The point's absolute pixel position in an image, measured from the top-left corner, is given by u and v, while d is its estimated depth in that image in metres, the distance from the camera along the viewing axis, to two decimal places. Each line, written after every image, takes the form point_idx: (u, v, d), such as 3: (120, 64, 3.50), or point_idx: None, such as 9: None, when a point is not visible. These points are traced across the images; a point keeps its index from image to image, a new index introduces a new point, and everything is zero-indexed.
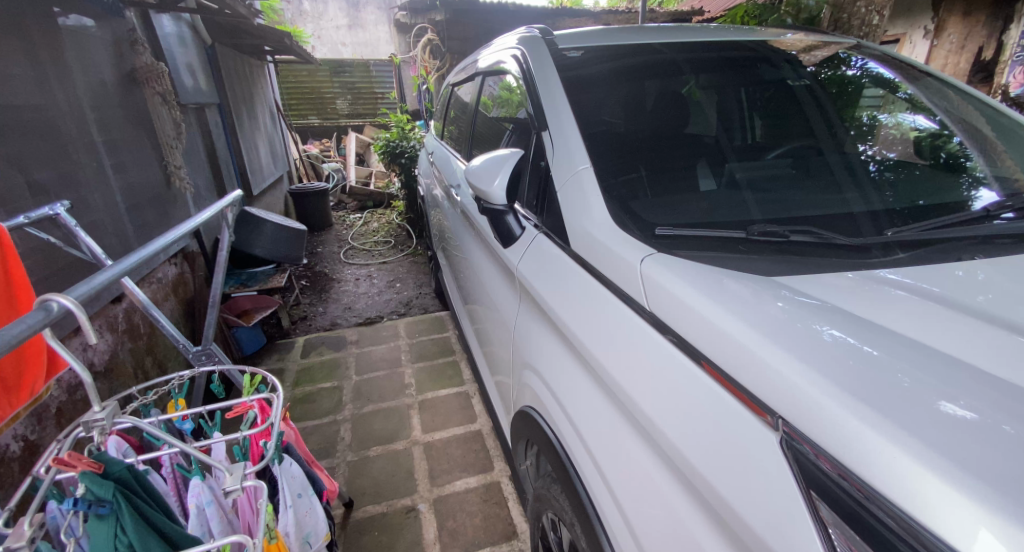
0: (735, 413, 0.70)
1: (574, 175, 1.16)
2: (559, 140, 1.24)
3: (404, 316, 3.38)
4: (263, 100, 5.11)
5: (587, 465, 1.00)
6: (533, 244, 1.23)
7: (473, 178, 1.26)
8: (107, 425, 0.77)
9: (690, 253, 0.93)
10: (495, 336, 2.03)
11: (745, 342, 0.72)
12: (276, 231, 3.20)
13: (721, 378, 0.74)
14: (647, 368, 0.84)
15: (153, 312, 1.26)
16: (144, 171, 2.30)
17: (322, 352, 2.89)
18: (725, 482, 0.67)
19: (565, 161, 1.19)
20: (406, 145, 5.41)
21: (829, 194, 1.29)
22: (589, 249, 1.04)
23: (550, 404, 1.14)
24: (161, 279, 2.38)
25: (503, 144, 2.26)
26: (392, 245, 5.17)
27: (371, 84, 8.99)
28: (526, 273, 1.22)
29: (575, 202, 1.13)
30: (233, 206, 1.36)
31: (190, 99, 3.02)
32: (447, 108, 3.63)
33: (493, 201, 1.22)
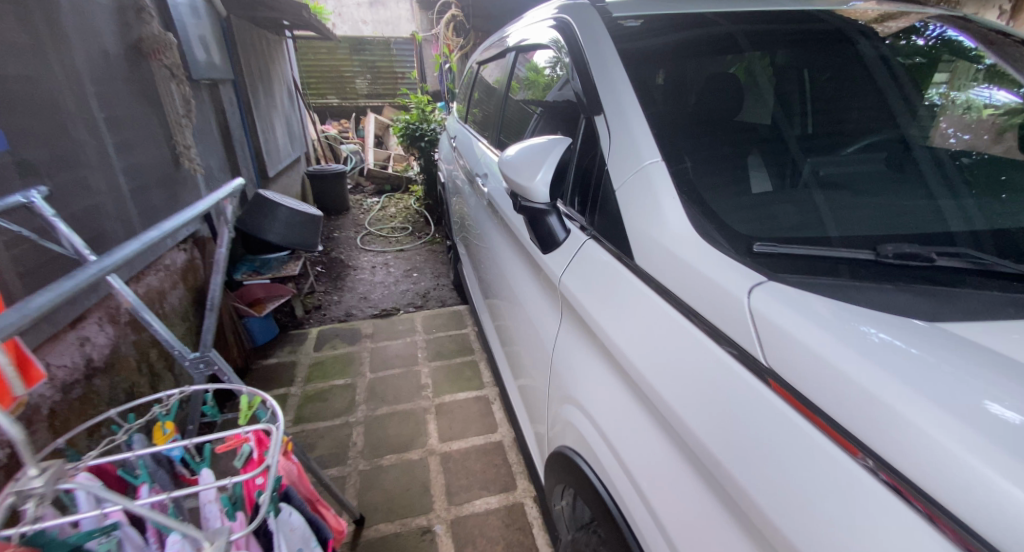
0: (788, 425, 0.61)
1: (636, 175, 0.95)
2: (619, 126, 1.02)
3: (422, 308, 3.24)
4: (281, 78, 4.94)
5: (626, 489, 0.89)
6: (579, 249, 1.05)
7: (509, 171, 1.08)
8: (47, 493, 0.60)
9: (795, 278, 0.74)
10: (521, 340, 1.86)
11: (811, 345, 0.62)
12: (290, 216, 3.07)
13: (793, 397, 0.63)
14: (683, 371, 0.75)
15: (145, 315, 1.11)
16: (151, 151, 2.16)
17: (335, 345, 2.76)
18: (773, 504, 0.59)
19: (625, 153, 0.99)
20: (426, 128, 5.22)
21: (908, 195, 1.08)
22: (662, 267, 0.85)
23: (584, 420, 1.01)
24: (169, 266, 2.26)
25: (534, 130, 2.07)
26: (410, 232, 5.03)
27: (391, 62, 8.77)
28: (566, 279, 1.05)
29: (639, 204, 0.93)
30: (234, 195, 1.19)
31: (203, 75, 2.87)
32: (471, 89, 3.43)
33: (533, 198, 1.04)
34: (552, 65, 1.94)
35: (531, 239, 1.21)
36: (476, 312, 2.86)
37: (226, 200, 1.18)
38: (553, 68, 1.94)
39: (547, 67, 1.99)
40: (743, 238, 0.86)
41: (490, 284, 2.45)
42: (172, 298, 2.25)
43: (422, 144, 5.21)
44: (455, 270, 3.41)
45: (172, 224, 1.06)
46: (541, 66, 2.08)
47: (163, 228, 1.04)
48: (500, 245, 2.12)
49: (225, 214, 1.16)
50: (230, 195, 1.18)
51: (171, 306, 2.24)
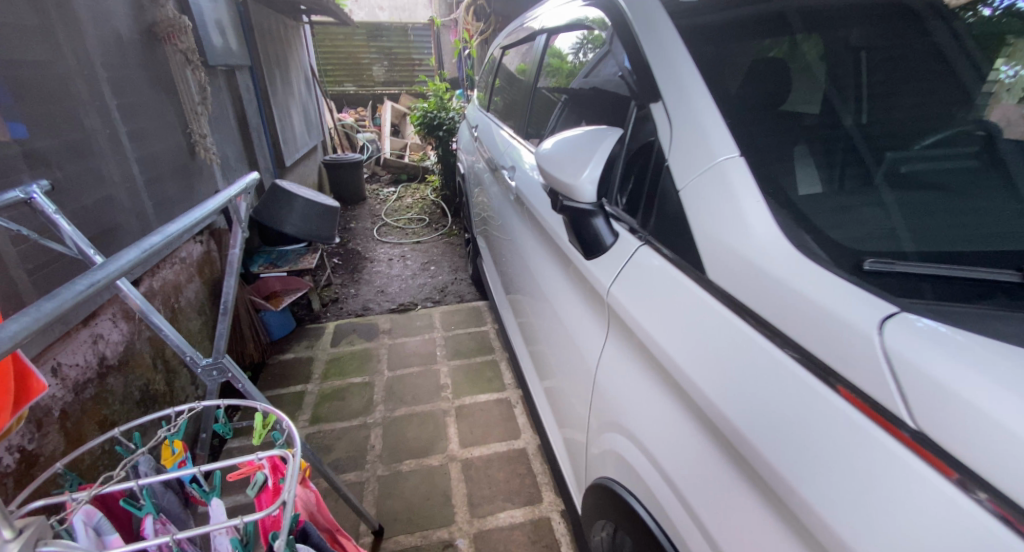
0: (829, 411, 0.60)
1: (702, 176, 0.84)
2: (683, 117, 0.90)
3: (440, 304, 3.16)
4: (298, 65, 4.86)
5: (668, 504, 0.82)
6: (632, 257, 0.94)
7: (551, 167, 0.97)
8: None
9: (907, 305, 0.63)
10: (549, 342, 1.77)
11: (858, 327, 0.61)
12: (308, 207, 2.99)
13: (860, 402, 0.58)
14: (718, 356, 0.73)
15: (153, 319, 1.04)
16: (166, 140, 2.09)
17: (352, 341, 2.70)
18: (815, 490, 0.57)
19: (692, 149, 0.87)
20: (444, 117, 5.11)
21: (1006, 212, 0.79)
22: (742, 282, 0.74)
23: (622, 430, 0.94)
24: (185, 259, 2.21)
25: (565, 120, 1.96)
26: (427, 224, 4.94)
27: (409, 49, 8.63)
28: (615, 290, 0.95)
29: (708, 209, 0.82)
30: (247, 192, 1.10)
31: (220, 61, 2.79)
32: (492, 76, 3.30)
33: (579, 198, 0.93)
34: (577, 52, 2.01)
35: (572, 243, 1.10)
36: (497, 309, 2.77)
37: (239, 197, 1.09)
38: (577, 55, 2.00)
39: (572, 54, 2.05)
40: (831, 249, 0.75)
41: (512, 280, 2.36)
42: (188, 292, 2.20)
43: (440, 133, 5.09)
44: (474, 264, 3.31)
45: (180, 227, 0.94)
46: (564, 53, 2.13)
47: (166, 231, 0.91)
48: (528, 241, 2.04)
49: (239, 213, 1.08)
50: (244, 191, 1.10)
51: (187, 300, 2.19)
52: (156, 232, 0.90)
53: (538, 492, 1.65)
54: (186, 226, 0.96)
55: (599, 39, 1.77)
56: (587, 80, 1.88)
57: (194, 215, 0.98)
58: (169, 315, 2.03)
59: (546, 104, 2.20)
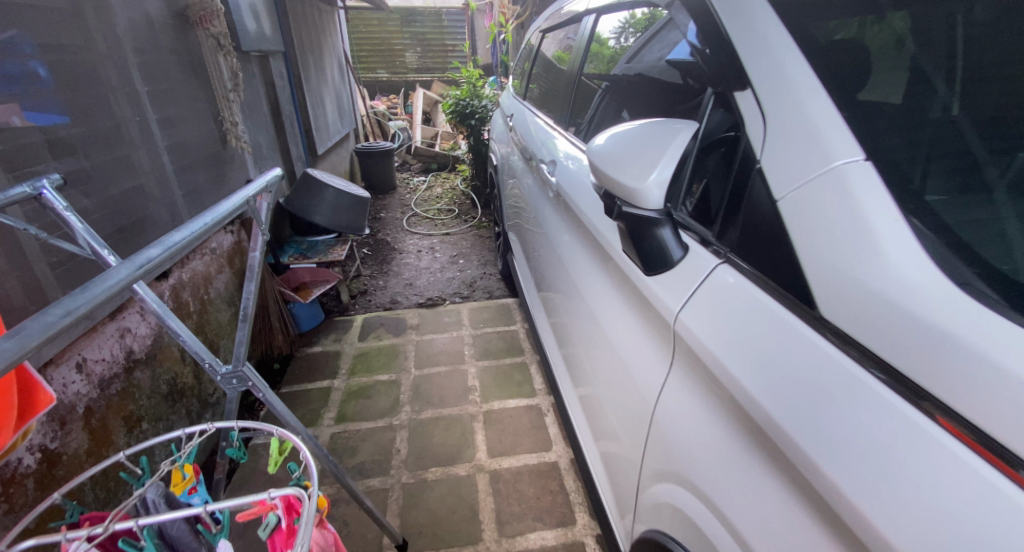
0: (880, 406, 0.56)
1: (803, 188, 0.69)
2: (788, 109, 0.73)
3: (469, 300, 3.08)
4: (332, 51, 4.81)
5: (716, 536, 0.74)
6: (706, 281, 0.80)
7: (612, 167, 0.82)
8: None
9: None
10: (585, 346, 1.67)
11: (924, 318, 0.56)
12: (338, 197, 2.94)
13: (966, 436, 0.51)
14: (781, 365, 0.66)
15: (170, 323, 0.98)
16: (196, 128, 2.04)
17: (379, 336, 2.64)
18: (872, 499, 0.53)
19: (799, 150, 0.71)
20: (477, 105, 4.99)
21: None
22: (856, 312, 0.61)
23: (669, 457, 0.86)
24: (215, 249, 2.18)
25: (609, 111, 1.82)
26: (457, 215, 4.86)
27: (442, 34, 8.52)
28: (683, 315, 0.82)
29: (813, 223, 0.68)
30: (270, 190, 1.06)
31: (253, 46, 2.74)
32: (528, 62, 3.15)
33: (641, 205, 0.80)
34: (618, 37, 1.91)
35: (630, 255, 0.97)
36: (527, 308, 2.66)
37: (260, 195, 1.03)
38: (619, 39, 1.89)
39: (612, 38, 1.95)
40: (988, 286, 0.58)
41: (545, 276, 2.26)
42: (218, 282, 2.17)
43: (472, 121, 4.96)
44: (504, 260, 3.21)
45: (183, 236, 0.82)
46: (605, 37, 2.01)
47: (168, 242, 0.79)
48: (564, 236, 1.93)
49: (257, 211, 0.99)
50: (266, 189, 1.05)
51: (217, 292, 2.16)
52: (156, 243, 0.77)
53: (571, 513, 1.55)
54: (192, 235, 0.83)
55: (643, 22, 1.69)
56: (630, 66, 1.76)
57: (199, 223, 0.86)
58: (199, 306, 2.01)
59: (589, 90, 2.05)
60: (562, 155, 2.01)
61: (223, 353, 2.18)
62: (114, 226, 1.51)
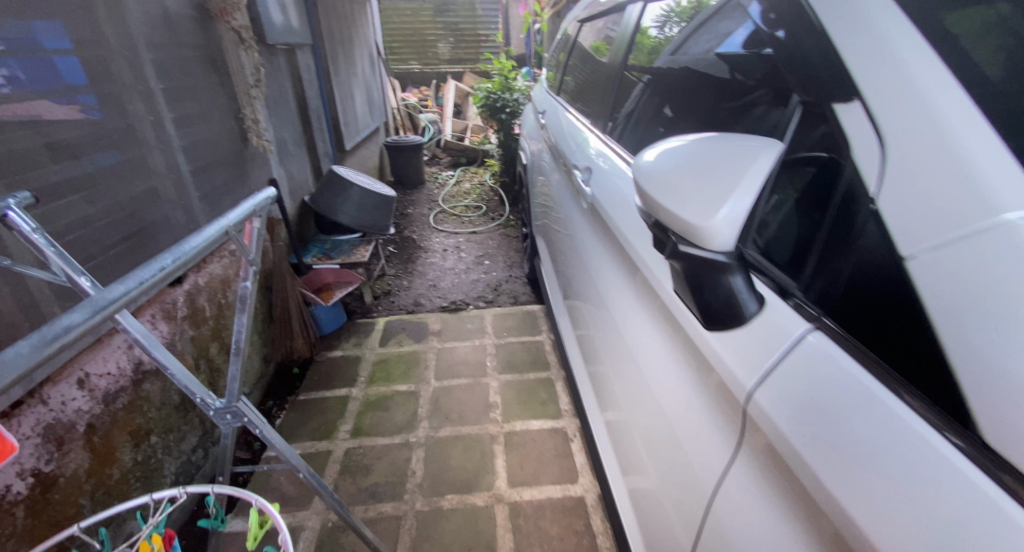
0: (885, 417, 0.53)
1: (947, 246, 0.51)
2: (936, 137, 0.53)
3: (493, 305, 2.96)
4: (362, 42, 4.72)
5: None
6: (795, 349, 0.63)
7: (668, 200, 0.66)
8: None
9: None
10: (613, 366, 1.53)
11: (996, 357, 0.46)
12: (363, 196, 2.89)
13: None
14: (855, 440, 0.55)
15: (155, 353, 0.88)
16: (215, 126, 1.96)
17: (400, 341, 2.55)
18: None
19: (953, 194, 0.51)
20: (508, 98, 4.82)
21: None
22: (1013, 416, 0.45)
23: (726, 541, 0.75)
24: (235, 251, 2.11)
25: (651, 108, 1.63)
26: (484, 212, 4.74)
27: (476, 24, 8.36)
28: (760, 394, 0.65)
29: (960, 286, 0.50)
30: (259, 214, 1.00)
31: (279, 39, 2.65)
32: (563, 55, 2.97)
33: (705, 241, 0.63)
34: (660, 25, 1.73)
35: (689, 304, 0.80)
36: (554, 317, 2.51)
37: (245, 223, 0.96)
38: (662, 30, 1.71)
39: (654, 28, 1.77)
40: None
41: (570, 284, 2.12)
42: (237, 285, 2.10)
43: (502, 115, 4.81)
44: (531, 264, 3.07)
45: (122, 290, 0.69)
46: (647, 26, 1.84)
47: (100, 302, 0.67)
48: (591, 243, 1.78)
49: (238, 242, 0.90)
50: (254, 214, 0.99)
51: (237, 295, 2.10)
52: (84, 305, 0.65)
53: None
54: (139, 288, 0.71)
55: (690, 11, 1.53)
56: (672, 60, 1.58)
57: (153, 268, 0.75)
58: (217, 311, 1.93)
59: (628, 85, 1.87)
60: (592, 153, 1.88)
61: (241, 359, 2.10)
62: (122, 232, 1.44)
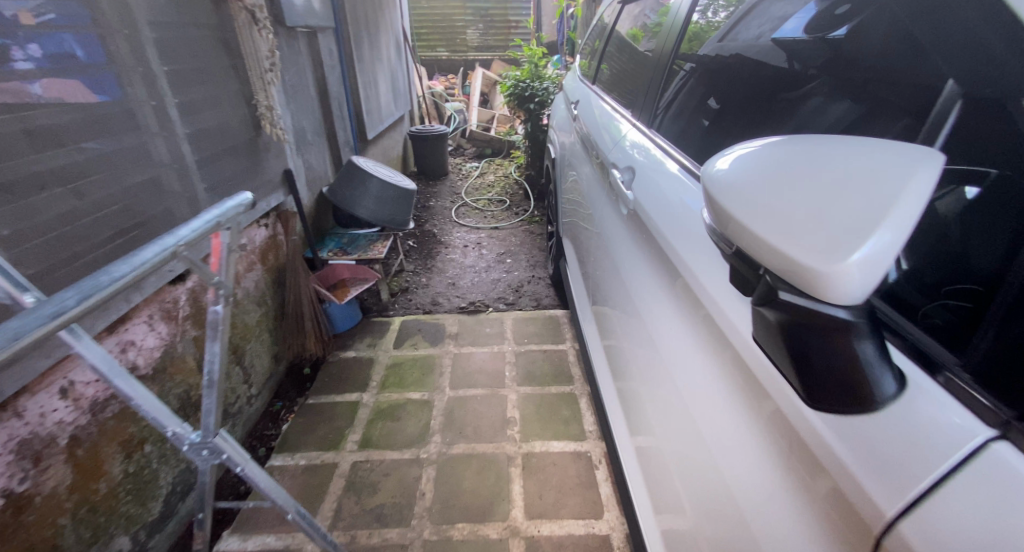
0: None
1: None
2: None
3: (514, 308, 2.81)
4: (389, 26, 4.57)
5: None
6: (967, 468, 0.49)
7: (776, 233, 0.48)
8: None
9: None
10: (644, 387, 1.36)
11: None
12: (382, 189, 2.79)
13: None
14: None
15: (118, 384, 0.76)
16: (226, 112, 1.84)
17: (416, 344, 2.42)
18: None
19: None
20: (538, 87, 4.62)
21: None
22: None
23: None
24: (246, 245, 2.00)
25: (682, 98, 1.51)
26: (508, 207, 4.59)
27: (507, 10, 8.14)
28: (904, 524, 0.50)
29: None
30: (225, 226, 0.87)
31: (298, 21, 2.52)
32: (598, 42, 2.77)
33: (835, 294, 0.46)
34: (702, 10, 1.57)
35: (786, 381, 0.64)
36: (579, 325, 2.35)
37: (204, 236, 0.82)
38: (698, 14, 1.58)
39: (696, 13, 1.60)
40: None
41: (600, 289, 1.94)
42: (245, 281, 1.99)
43: (531, 105, 4.61)
44: (556, 264, 2.90)
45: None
46: (686, 11, 1.68)
47: None
48: (623, 243, 1.61)
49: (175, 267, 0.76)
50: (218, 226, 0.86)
51: (246, 291, 1.99)
52: None
53: None
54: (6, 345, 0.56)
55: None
56: (721, 47, 1.39)
57: (42, 316, 0.60)
58: None
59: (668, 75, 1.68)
60: (627, 144, 1.70)
61: (250, 358, 1.99)
62: (115, 227, 1.32)
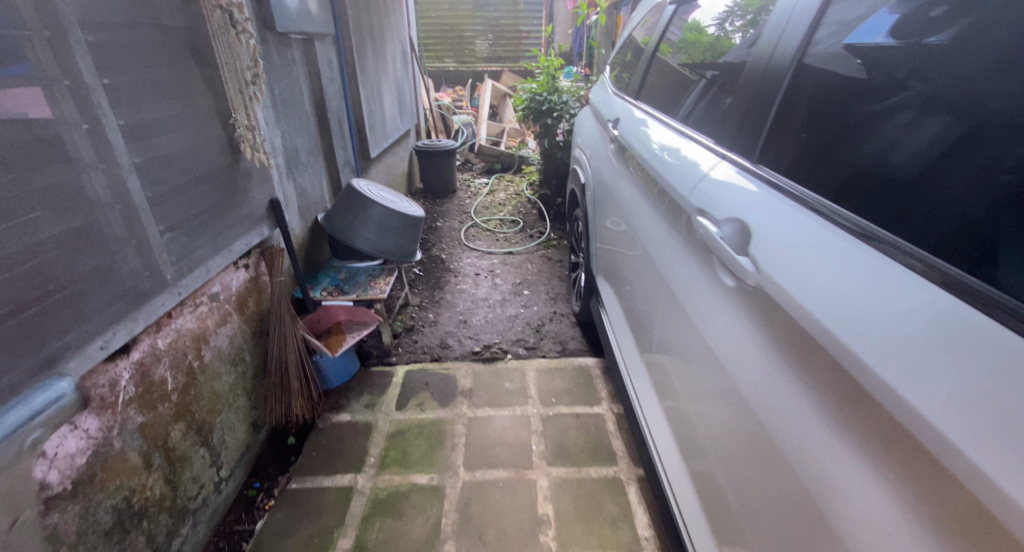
0: None
1: None
2: None
3: (536, 354, 2.43)
4: (394, 36, 4.25)
5: None
6: None
7: None
8: None
9: None
10: (728, 485, 1.05)
11: None
12: (385, 217, 2.42)
13: None
14: None
15: None
16: (194, 135, 1.48)
17: (422, 404, 2.04)
18: None
19: None
20: (555, 100, 4.27)
21: None
22: None
23: None
24: (218, 295, 1.64)
25: (706, 100, 1.54)
26: (521, 228, 4.26)
27: (516, 20, 7.85)
28: None
29: None
30: None
31: (290, 26, 2.17)
32: (640, 59, 2.33)
33: None
34: (722, 23, 1.60)
35: None
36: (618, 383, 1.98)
37: None
38: (722, 27, 1.59)
39: (714, 25, 1.65)
40: None
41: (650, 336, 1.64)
42: (217, 339, 1.62)
43: (548, 120, 4.26)
44: (583, 302, 2.55)
45: None
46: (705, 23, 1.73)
47: None
48: (678, 270, 1.32)
49: None
50: None
51: (218, 351, 1.63)
52: None
53: None
54: None
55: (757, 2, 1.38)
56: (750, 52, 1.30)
57: None
58: (183, 382, 1.45)
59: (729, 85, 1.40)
60: (656, 146, 1.66)
61: (220, 434, 1.62)
62: (10, 302, 0.95)
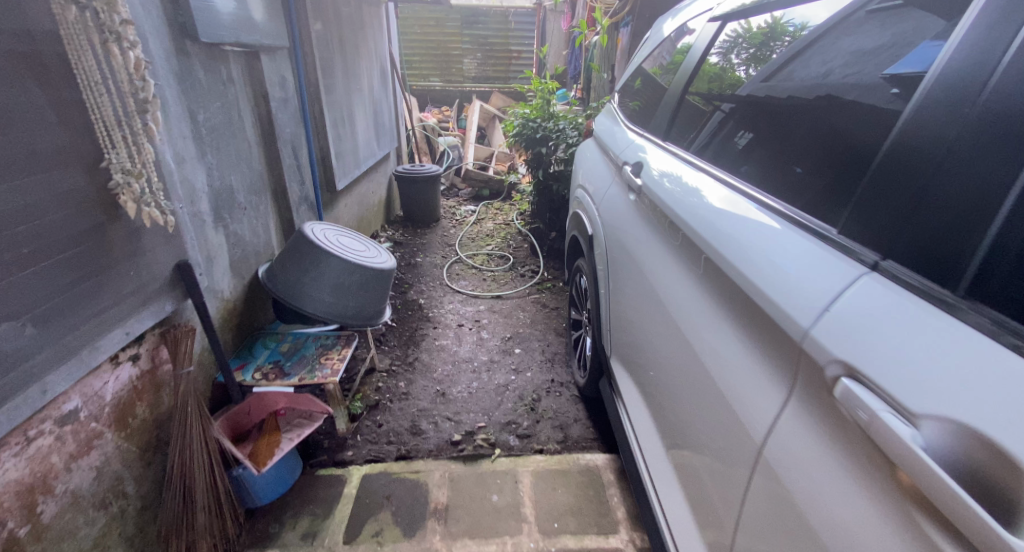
0: None
1: None
2: None
3: (531, 445, 1.93)
4: (372, 52, 3.81)
5: None
6: None
7: None
8: None
9: None
10: None
11: None
12: (343, 273, 1.92)
13: None
14: None
15: None
16: (28, 190, 0.99)
17: (381, 536, 1.54)
18: None
19: None
20: (550, 127, 3.85)
21: None
22: None
23: None
24: (76, 414, 1.14)
25: (711, 128, 1.27)
26: (511, 266, 3.79)
27: (507, 38, 7.53)
28: None
29: None
30: None
31: (223, 37, 1.71)
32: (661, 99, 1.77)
33: None
34: (725, 53, 1.38)
35: None
36: (641, 508, 1.51)
37: None
38: (724, 57, 1.37)
39: (718, 56, 1.42)
40: None
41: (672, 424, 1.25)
42: (70, 480, 1.12)
43: (542, 148, 3.84)
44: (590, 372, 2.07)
45: None
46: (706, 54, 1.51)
47: None
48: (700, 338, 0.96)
49: None
50: None
51: (72, 493, 1.13)
52: None
53: None
54: None
55: (762, 35, 1.18)
56: (766, 88, 1.07)
57: None
58: None
59: (759, 122, 1.05)
60: (655, 174, 1.36)
61: None
62: None
